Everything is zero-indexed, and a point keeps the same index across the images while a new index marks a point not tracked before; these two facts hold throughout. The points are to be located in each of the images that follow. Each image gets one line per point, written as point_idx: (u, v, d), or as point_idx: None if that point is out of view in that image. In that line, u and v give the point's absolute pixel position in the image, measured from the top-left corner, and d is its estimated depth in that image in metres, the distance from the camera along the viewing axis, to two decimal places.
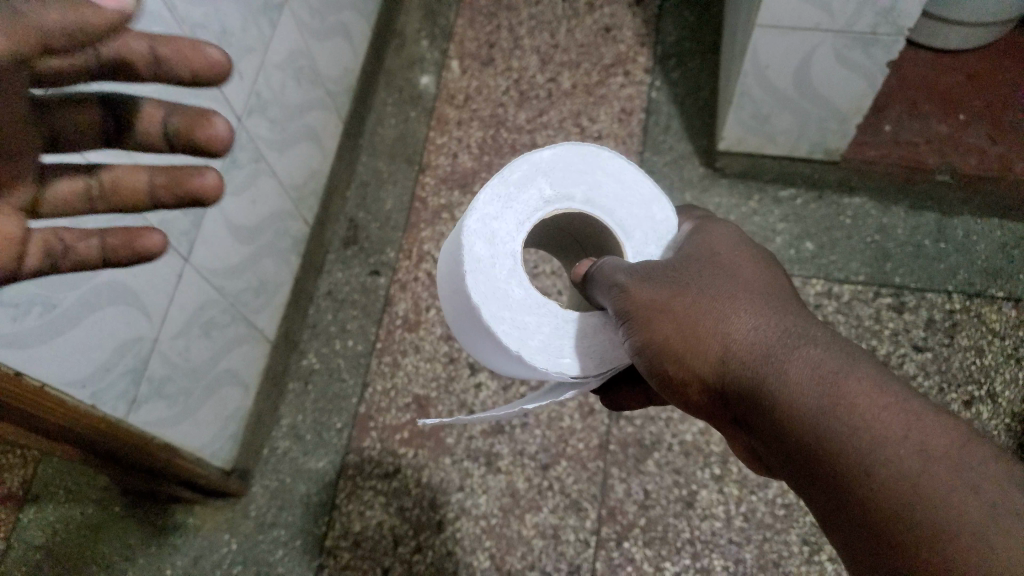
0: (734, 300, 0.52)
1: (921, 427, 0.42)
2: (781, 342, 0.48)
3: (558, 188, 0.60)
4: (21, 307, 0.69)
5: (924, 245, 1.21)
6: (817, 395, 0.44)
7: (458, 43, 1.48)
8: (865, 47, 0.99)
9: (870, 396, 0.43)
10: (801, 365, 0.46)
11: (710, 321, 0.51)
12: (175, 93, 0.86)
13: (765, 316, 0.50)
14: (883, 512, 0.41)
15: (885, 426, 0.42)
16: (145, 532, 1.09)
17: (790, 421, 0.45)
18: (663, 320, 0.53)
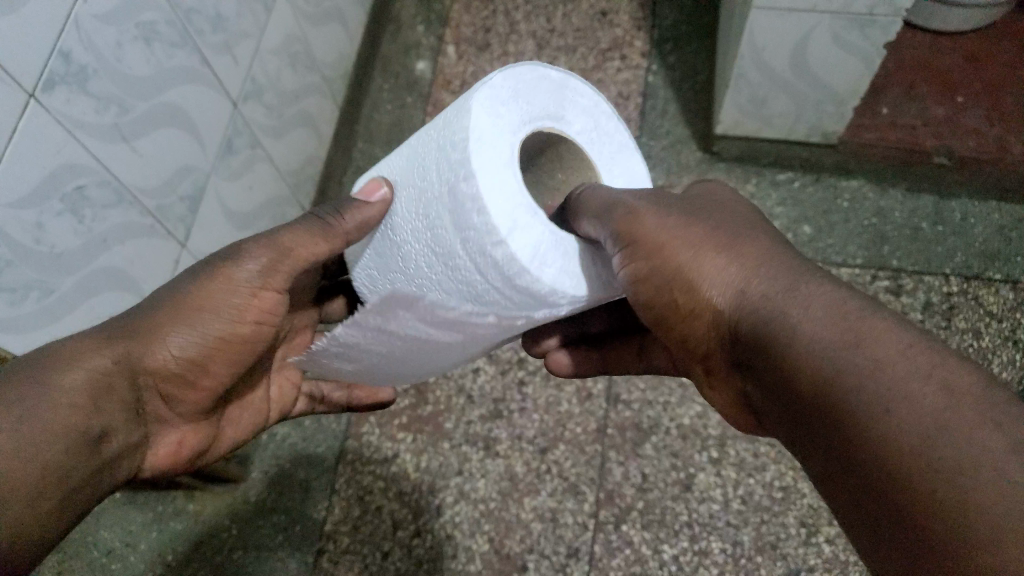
0: (746, 244, 0.54)
1: (940, 368, 0.40)
2: (789, 278, 0.49)
3: (538, 106, 0.60)
4: (19, 292, 0.70)
5: (921, 228, 1.21)
6: (832, 330, 0.44)
7: (454, 29, 1.48)
8: (862, 28, 0.99)
9: (877, 324, 0.43)
10: (809, 294, 0.47)
11: (725, 258, 0.53)
12: (169, 78, 0.86)
13: (778, 260, 0.52)
14: (876, 433, 0.39)
15: (887, 348, 0.41)
16: (144, 519, 1.05)
17: (799, 354, 0.45)
18: (673, 252, 0.55)
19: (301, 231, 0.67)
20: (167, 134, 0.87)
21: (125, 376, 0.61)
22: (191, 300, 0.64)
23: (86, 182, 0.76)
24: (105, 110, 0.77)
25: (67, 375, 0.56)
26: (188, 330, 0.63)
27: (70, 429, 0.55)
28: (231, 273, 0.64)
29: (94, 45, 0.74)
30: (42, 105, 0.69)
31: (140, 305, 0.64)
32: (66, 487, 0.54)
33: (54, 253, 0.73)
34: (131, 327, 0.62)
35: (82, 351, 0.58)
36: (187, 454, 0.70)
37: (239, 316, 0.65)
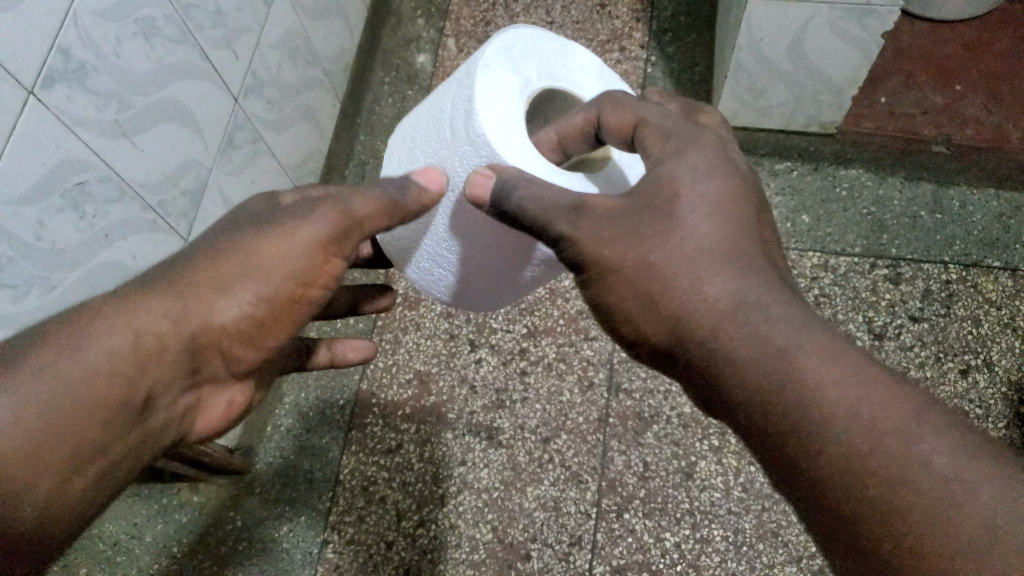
0: (701, 263, 0.51)
1: (881, 399, 0.46)
2: (732, 321, 0.50)
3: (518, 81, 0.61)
4: (21, 288, 0.71)
5: (920, 216, 1.22)
6: (768, 363, 0.48)
7: (454, 21, 1.48)
8: (860, 18, 1.00)
9: (820, 371, 0.47)
10: (753, 345, 0.49)
11: (675, 295, 0.51)
12: (168, 74, 0.87)
13: (734, 276, 0.51)
14: (817, 464, 0.46)
15: (832, 403, 0.46)
16: (148, 512, 1.06)
17: (742, 385, 0.49)
18: (621, 288, 0.53)
19: (366, 198, 0.60)
20: (168, 129, 0.88)
21: (172, 340, 0.58)
22: (254, 261, 0.59)
23: (88, 178, 0.77)
24: (105, 107, 0.78)
25: (110, 341, 0.55)
26: (252, 288, 0.59)
27: (109, 403, 0.55)
28: (298, 235, 0.59)
29: (93, 41, 0.75)
30: (42, 102, 0.69)
31: (196, 255, 0.60)
32: (105, 456, 0.56)
33: (56, 248, 0.74)
34: (190, 279, 0.59)
35: (133, 313, 0.57)
36: (236, 412, 0.72)
37: (301, 284, 0.61)
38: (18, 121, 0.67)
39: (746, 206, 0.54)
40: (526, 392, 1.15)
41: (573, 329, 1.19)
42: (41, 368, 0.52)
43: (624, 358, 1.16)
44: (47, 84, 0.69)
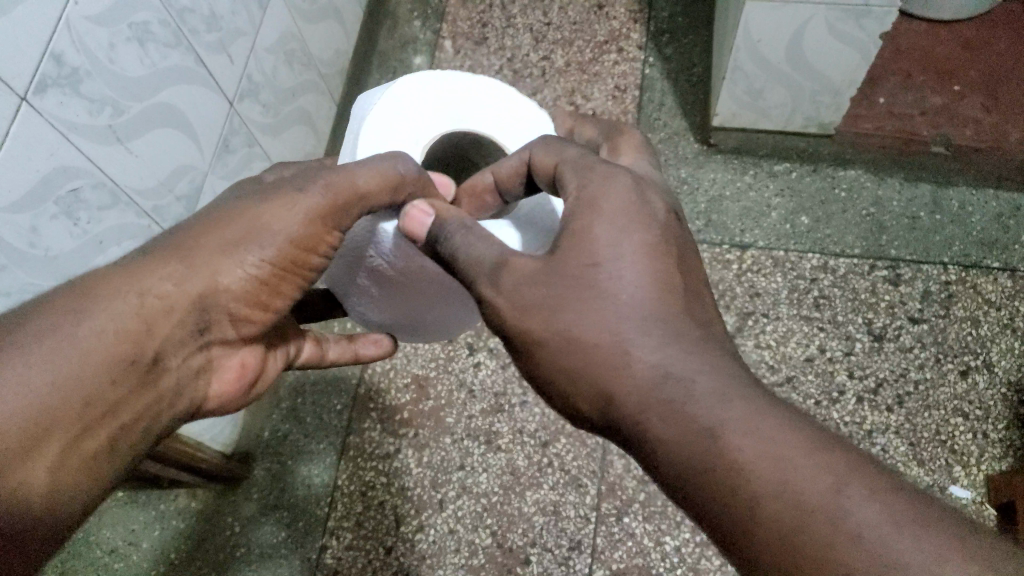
0: (621, 327, 0.50)
1: (795, 474, 0.43)
2: (659, 394, 0.48)
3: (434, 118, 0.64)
4: (13, 296, 0.70)
5: (920, 217, 1.21)
6: (688, 443, 0.46)
7: (451, 23, 1.48)
8: (858, 19, 0.99)
9: (747, 446, 0.44)
10: (678, 422, 0.47)
11: (598, 367, 0.50)
12: (163, 78, 0.86)
13: (657, 343, 0.49)
14: (751, 545, 0.43)
15: (760, 481, 0.43)
16: (146, 519, 1.07)
17: (671, 462, 0.47)
18: (546, 355, 0.52)
19: (369, 171, 0.56)
20: (162, 134, 0.87)
21: (177, 303, 0.56)
22: (263, 226, 0.57)
23: (82, 184, 0.76)
24: (98, 112, 0.77)
25: (112, 303, 0.53)
26: (258, 251, 0.57)
27: (111, 366, 0.52)
28: (304, 200, 0.57)
29: (87, 46, 0.74)
30: (34, 108, 0.69)
31: (199, 221, 0.58)
32: (108, 422, 0.53)
33: (49, 256, 0.73)
34: (195, 245, 0.56)
35: (135, 276, 0.54)
36: (248, 377, 0.68)
37: (310, 246, 0.58)
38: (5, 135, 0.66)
39: (676, 255, 0.52)
40: (524, 396, 1.14)
41: None
42: (39, 330, 0.50)
43: None
44: (35, 96, 0.68)
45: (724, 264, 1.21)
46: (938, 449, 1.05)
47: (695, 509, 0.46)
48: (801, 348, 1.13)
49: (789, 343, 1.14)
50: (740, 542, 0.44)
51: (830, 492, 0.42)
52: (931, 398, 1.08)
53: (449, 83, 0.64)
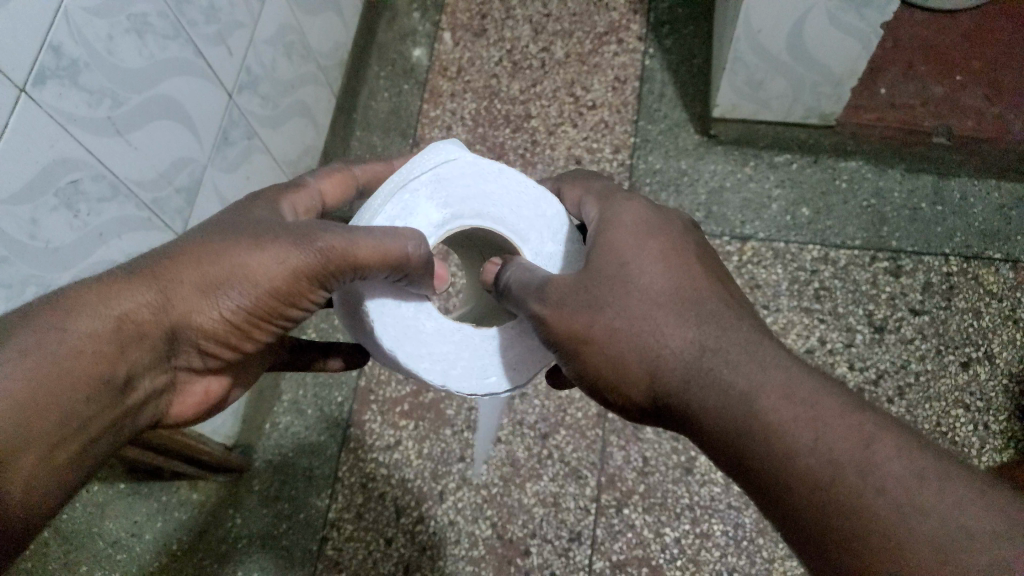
0: (659, 315, 0.52)
1: (828, 434, 0.44)
2: (699, 367, 0.50)
3: (451, 207, 0.62)
4: (16, 287, 0.70)
5: (921, 208, 1.21)
6: (730, 414, 0.47)
7: (450, 14, 1.47)
8: (858, 8, 0.98)
9: (783, 409, 0.45)
10: (720, 390, 0.48)
11: (639, 353, 0.52)
12: (162, 70, 0.86)
13: (691, 325, 0.51)
14: (791, 505, 0.44)
15: (799, 441, 0.44)
16: (148, 510, 1.06)
17: (714, 434, 0.49)
18: (593, 352, 0.54)
19: (370, 243, 0.56)
20: (161, 126, 0.87)
21: (156, 328, 0.56)
22: (247, 264, 0.57)
23: (81, 176, 0.76)
24: (98, 104, 0.77)
25: (95, 322, 0.53)
26: (237, 294, 0.58)
27: (93, 382, 0.52)
28: (294, 247, 0.57)
29: (86, 38, 0.74)
30: (33, 100, 0.69)
31: (183, 247, 0.58)
32: (84, 437, 0.53)
33: (50, 247, 0.73)
34: (180, 270, 0.57)
35: (122, 294, 0.54)
36: (211, 398, 0.69)
37: (287, 295, 0.59)
38: (7, 127, 0.66)
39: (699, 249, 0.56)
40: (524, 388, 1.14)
41: None
42: (26, 346, 0.50)
43: None
44: (36, 87, 0.69)
45: (725, 256, 1.20)
46: (938, 440, 1.05)
47: (741, 473, 0.48)
48: (801, 340, 1.13)
49: (789, 335, 1.13)
50: (778, 499, 0.45)
51: (858, 448, 0.43)
52: (932, 390, 1.08)
53: (506, 180, 0.64)
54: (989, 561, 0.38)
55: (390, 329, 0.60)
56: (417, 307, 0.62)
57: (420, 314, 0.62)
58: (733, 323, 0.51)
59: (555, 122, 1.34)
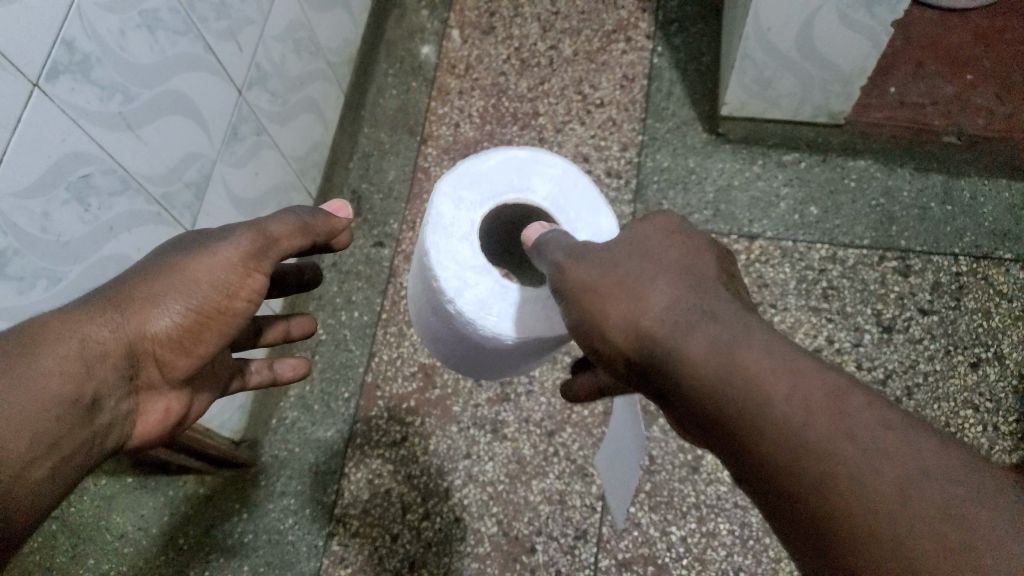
0: (656, 279, 0.50)
1: (804, 385, 0.41)
2: (685, 322, 0.47)
3: (523, 180, 0.69)
4: (26, 280, 0.70)
5: (931, 208, 1.20)
6: (709, 367, 0.44)
7: (459, 12, 1.48)
8: (869, 7, 0.98)
9: (763, 360, 0.43)
10: (703, 340, 0.45)
11: (627, 310, 0.50)
12: (173, 66, 0.86)
13: (684, 290, 0.49)
14: (766, 457, 0.42)
15: (777, 394, 0.41)
16: (156, 503, 1.08)
17: (691, 390, 0.46)
18: (591, 307, 0.52)
19: (281, 222, 0.68)
20: (172, 121, 0.88)
21: (116, 345, 0.61)
22: (184, 270, 0.63)
23: (92, 170, 0.76)
24: (109, 99, 0.77)
25: (61, 346, 0.57)
26: (182, 299, 0.63)
27: (64, 399, 0.56)
28: (220, 247, 0.65)
29: (98, 33, 0.74)
30: (45, 94, 0.69)
31: (133, 276, 0.63)
32: (53, 455, 0.56)
33: (62, 241, 0.74)
34: (128, 292, 0.62)
35: (79, 322, 0.59)
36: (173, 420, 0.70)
37: (227, 291, 0.65)
38: (19, 122, 0.66)
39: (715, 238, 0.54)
40: (531, 385, 1.14)
41: None
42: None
43: None
44: (49, 82, 0.69)
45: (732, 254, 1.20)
46: None
47: (716, 427, 0.45)
48: (808, 338, 1.13)
49: (797, 334, 1.13)
50: (748, 451, 0.43)
51: (837, 403, 0.40)
52: (941, 390, 1.07)
53: (580, 189, 0.69)
54: (957, 517, 0.36)
55: (434, 242, 0.66)
56: (466, 236, 0.67)
57: (461, 240, 0.67)
58: (727, 293, 0.49)
59: (562, 119, 1.34)
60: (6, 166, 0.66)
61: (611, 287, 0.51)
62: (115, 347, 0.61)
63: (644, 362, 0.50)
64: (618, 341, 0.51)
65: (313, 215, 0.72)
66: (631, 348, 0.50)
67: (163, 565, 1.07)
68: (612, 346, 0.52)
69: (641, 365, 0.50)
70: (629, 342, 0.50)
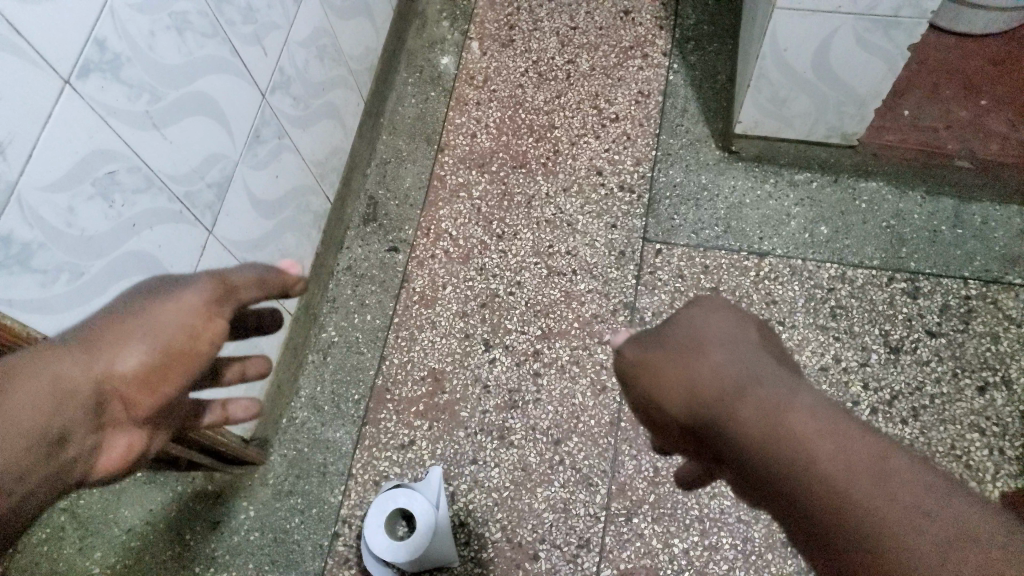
0: (703, 349, 0.53)
1: (847, 448, 0.44)
2: (735, 388, 0.50)
3: None
4: (50, 273, 0.72)
5: (941, 231, 1.21)
6: (760, 431, 0.48)
7: (479, 24, 1.51)
8: (886, 30, 1.00)
9: (808, 422, 0.46)
10: (755, 406, 0.49)
11: (678, 375, 0.53)
12: (199, 67, 0.89)
13: (731, 357, 0.52)
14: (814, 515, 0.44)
15: (820, 452, 0.45)
16: (163, 499, 1.11)
17: (745, 451, 0.49)
18: (638, 374, 0.55)
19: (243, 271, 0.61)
20: (196, 122, 0.90)
21: (81, 381, 0.52)
22: (149, 313, 0.56)
23: (118, 167, 0.78)
24: (137, 97, 0.79)
25: (19, 386, 0.49)
26: (147, 341, 0.55)
27: (29, 432, 0.47)
28: (182, 290, 0.57)
29: (128, 33, 0.77)
30: (76, 91, 0.71)
31: (98, 320, 0.55)
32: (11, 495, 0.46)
33: (86, 236, 0.75)
34: (91, 333, 0.54)
35: (42, 357, 0.51)
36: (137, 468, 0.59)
37: (193, 333, 0.57)
38: (50, 118, 0.68)
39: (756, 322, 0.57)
40: (538, 393, 1.15)
41: (587, 332, 1.19)
42: None
43: None
44: (80, 80, 0.71)
45: (742, 271, 1.22)
46: (952, 462, 1.04)
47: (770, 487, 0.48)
48: (815, 357, 1.13)
49: (804, 351, 1.14)
50: (799, 508, 0.46)
51: (881, 463, 0.43)
52: (947, 413, 1.07)
53: None
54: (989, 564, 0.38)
55: None
56: None
57: None
58: (774, 364, 0.52)
59: (577, 133, 1.37)
60: (36, 161, 0.68)
61: (669, 359, 0.54)
62: (82, 385, 0.52)
63: (699, 427, 0.52)
64: (673, 408, 0.53)
65: (272, 265, 0.64)
66: (687, 414, 0.52)
67: (170, 560, 1.08)
68: (667, 413, 0.54)
69: (694, 431, 0.52)
70: (685, 409, 0.52)
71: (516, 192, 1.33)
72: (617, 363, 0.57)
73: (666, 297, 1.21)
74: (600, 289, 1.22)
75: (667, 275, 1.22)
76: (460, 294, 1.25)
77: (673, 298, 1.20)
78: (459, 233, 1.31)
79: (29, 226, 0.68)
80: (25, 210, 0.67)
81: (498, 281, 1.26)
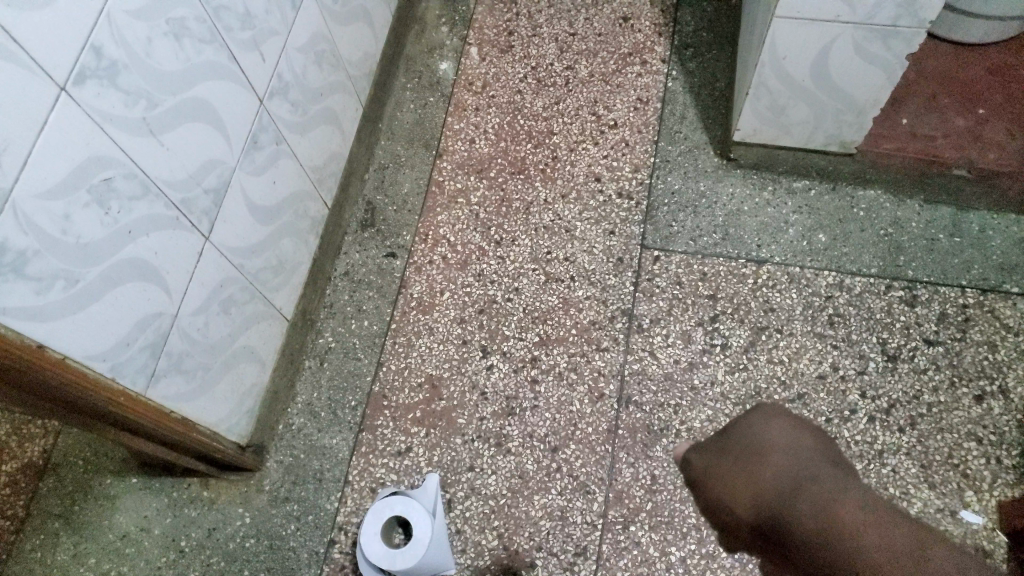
0: (768, 457, 0.54)
1: (888, 532, 0.47)
2: (794, 487, 0.52)
3: None
4: (45, 281, 0.71)
5: (939, 239, 1.21)
6: (821, 526, 0.49)
7: (478, 30, 1.50)
8: (884, 39, 1.00)
9: (855, 514, 0.49)
10: (815, 504, 0.50)
11: (745, 480, 0.54)
12: (196, 74, 0.88)
13: (790, 461, 0.54)
14: None
15: (866, 542, 0.47)
16: (158, 506, 1.11)
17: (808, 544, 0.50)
18: (715, 484, 0.56)
19: None
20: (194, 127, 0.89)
21: None
22: None
23: (114, 174, 0.78)
24: (133, 104, 0.79)
25: None
26: None
27: None
28: None
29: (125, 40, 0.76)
30: (72, 98, 0.71)
31: None
32: None
33: (82, 243, 0.75)
34: None
35: None
36: None
37: None
38: (44, 125, 0.68)
39: (815, 432, 0.57)
40: (536, 399, 1.15)
41: (585, 339, 1.19)
42: None
43: (635, 371, 1.16)
44: (75, 88, 0.71)
45: (739, 278, 1.22)
46: (949, 471, 1.04)
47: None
48: (813, 364, 1.13)
49: (801, 359, 1.14)
50: None
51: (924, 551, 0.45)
52: (944, 422, 1.07)
53: None
54: None
55: None
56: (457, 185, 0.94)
57: None
58: (834, 467, 0.53)
59: (576, 139, 1.37)
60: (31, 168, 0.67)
61: (732, 466, 0.55)
62: None
63: (763, 525, 0.53)
64: (739, 509, 0.54)
65: None
66: (751, 514, 0.53)
67: (165, 566, 1.08)
68: (732, 514, 0.54)
69: (757, 533, 0.53)
70: (749, 509, 0.53)
71: (514, 199, 1.33)
72: (689, 471, 0.58)
73: (665, 304, 1.21)
74: (598, 296, 1.22)
75: (665, 282, 1.22)
76: (458, 300, 1.25)
77: (671, 305, 1.20)
78: (457, 239, 1.30)
79: (24, 233, 0.68)
80: (20, 218, 0.67)
81: (496, 287, 1.25)
